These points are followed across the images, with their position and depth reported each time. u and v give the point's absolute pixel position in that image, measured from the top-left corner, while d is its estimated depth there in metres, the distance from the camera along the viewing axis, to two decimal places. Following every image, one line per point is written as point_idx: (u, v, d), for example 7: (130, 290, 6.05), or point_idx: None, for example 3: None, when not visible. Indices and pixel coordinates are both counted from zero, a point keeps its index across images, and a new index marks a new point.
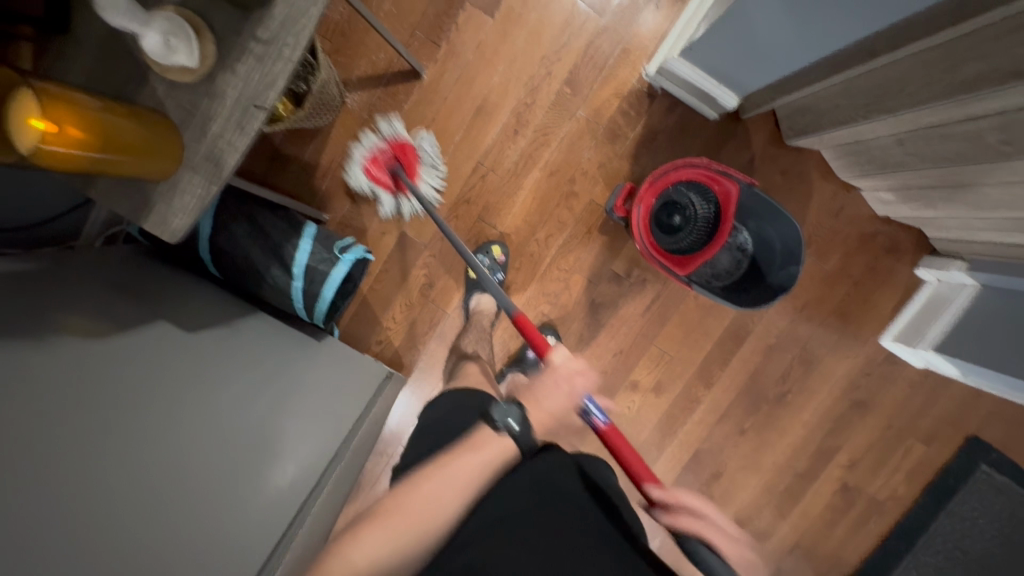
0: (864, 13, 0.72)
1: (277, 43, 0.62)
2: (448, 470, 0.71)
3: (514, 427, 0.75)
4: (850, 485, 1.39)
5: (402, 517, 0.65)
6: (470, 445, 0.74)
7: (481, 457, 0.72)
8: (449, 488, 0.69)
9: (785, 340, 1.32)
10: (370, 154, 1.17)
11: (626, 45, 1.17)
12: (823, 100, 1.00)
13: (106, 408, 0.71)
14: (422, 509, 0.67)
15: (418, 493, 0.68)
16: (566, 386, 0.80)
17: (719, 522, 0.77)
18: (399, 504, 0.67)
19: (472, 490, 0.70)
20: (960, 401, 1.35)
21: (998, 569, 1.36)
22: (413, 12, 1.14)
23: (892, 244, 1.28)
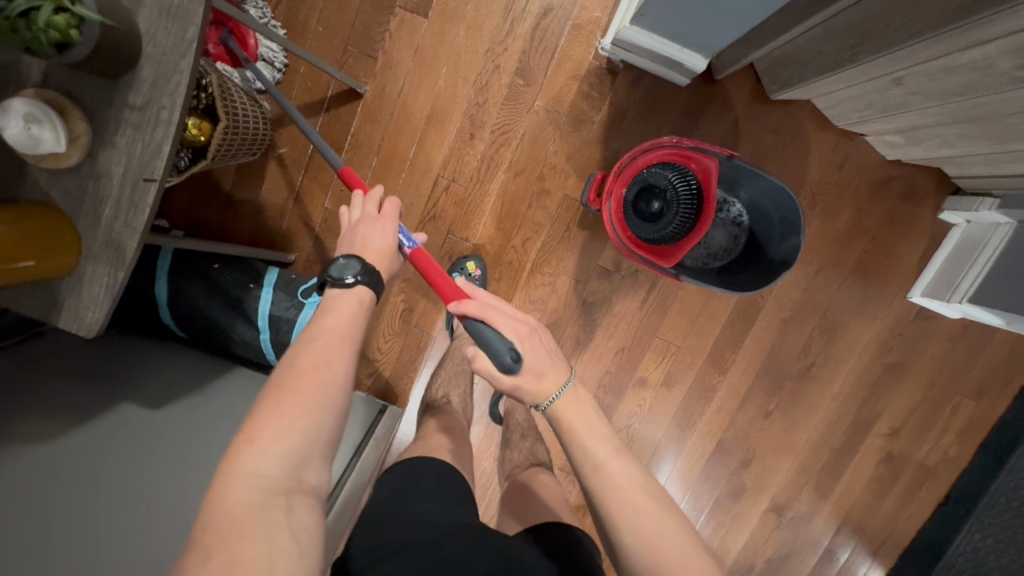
0: None
1: (153, 107, 0.56)
2: (320, 340, 0.63)
3: (360, 279, 0.70)
4: (896, 454, 1.28)
5: (295, 396, 0.56)
6: (330, 307, 0.68)
7: (337, 314, 0.67)
8: (328, 346, 0.62)
9: (801, 311, 1.20)
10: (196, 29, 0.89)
11: (576, 21, 1.06)
12: (803, 47, 0.88)
13: (95, 463, 0.73)
14: (313, 384, 0.58)
15: (295, 374, 0.58)
16: (388, 229, 0.79)
17: (526, 328, 0.68)
18: (291, 382, 0.57)
19: (350, 342, 0.65)
20: (1010, 348, 1.21)
21: None
22: (342, 27, 1.06)
23: (910, 190, 1.14)
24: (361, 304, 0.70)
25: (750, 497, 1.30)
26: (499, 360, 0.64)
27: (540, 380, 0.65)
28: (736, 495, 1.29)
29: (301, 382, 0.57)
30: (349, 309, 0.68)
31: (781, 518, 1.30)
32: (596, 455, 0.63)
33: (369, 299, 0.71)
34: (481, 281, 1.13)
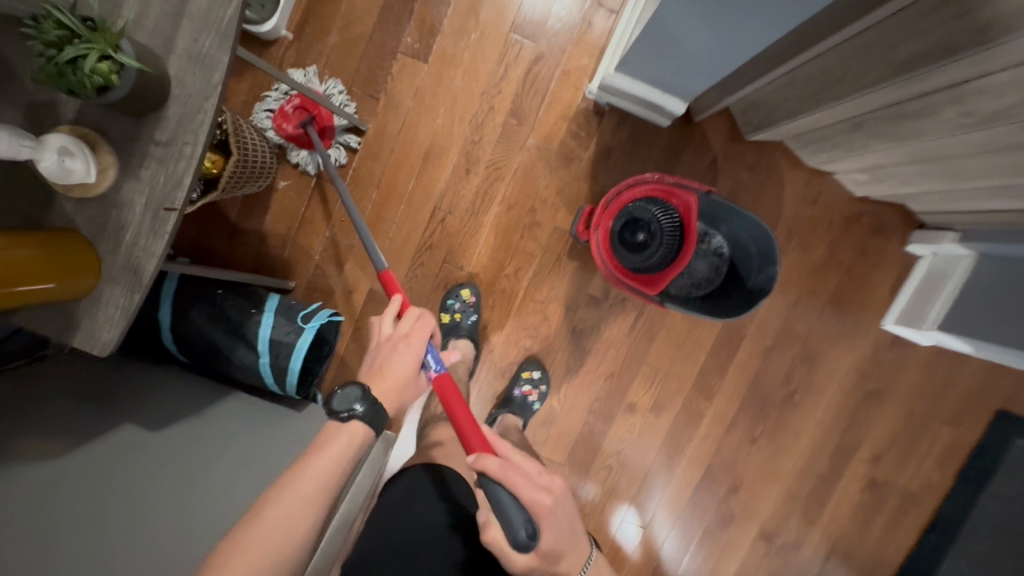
0: (782, 12, 0.68)
1: (177, 143, 0.61)
2: (298, 486, 0.65)
3: (361, 410, 0.70)
4: (879, 480, 1.31)
5: (257, 546, 0.59)
6: (317, 448, 0.68)
7: (327, 455, 0.68)
8: (297, 500, 0.63)
9: (782, 339, 1.25)
10: (279, 108, 1.10)
11: (565, 67, 1.15)
12: (772, 92, 0.96)
13: (101, 483, 0.75)
14: (276, 534, 0.60)
15: (262, 519, 0.61)
16: (412, 354, 0.77)
17: (549, 502, 0.68)
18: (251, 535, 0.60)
19: (327, 490, 0.66)
20: (984, 375, 1.26)
21: None
22: (347, 70, 1.14)
23: (879, 224, 1.22)
24: (351, 440, 0.70)
25: (740, 524, 1.31)
26: (515, 537, 0.65)
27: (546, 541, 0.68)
28: (725, 522, 1.30)
29: (266, 530, 0.60)
30: (336, 450, 0.69)
31: (770, 546, 1.31)
32: None
33: (368, 433, 0.72)
34: (475, 307, 1.19)
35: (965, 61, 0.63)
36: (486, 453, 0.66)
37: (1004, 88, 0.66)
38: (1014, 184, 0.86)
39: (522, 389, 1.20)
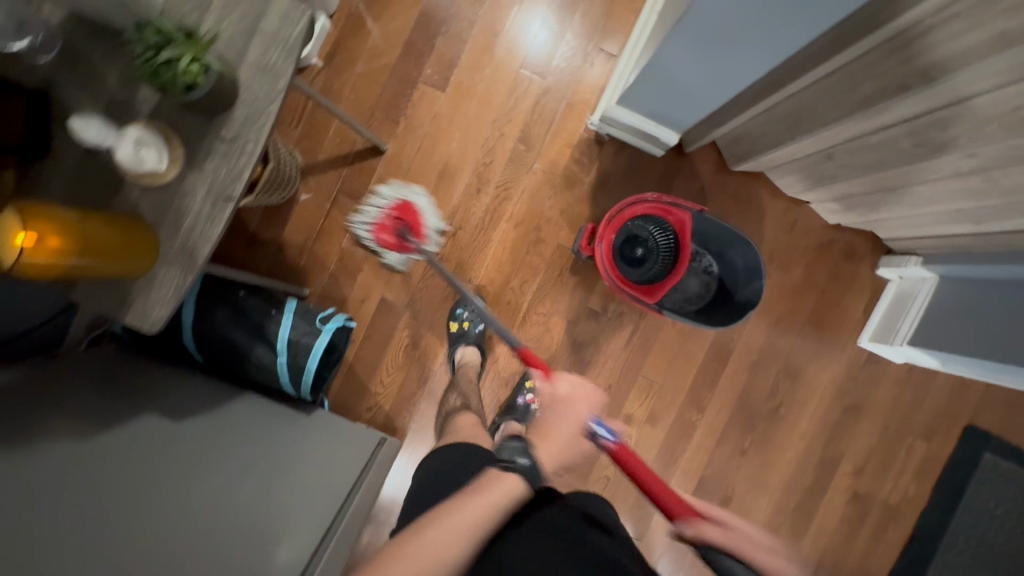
0: (766, 53, 0.79)
1: (240, 140, 0.69)
2: (458, 517, 0.68)
3: (524, 460, 0.78)
4: (862, 493, 1.37)
5: (415, 567, 0.63)
6: (477, 491, 0.72)
7: (489, 496, 0.71)
8: (454, 538, 0.67)
9: (767, 355, 1.34)
10: (376, 219, 1.23)
11: (569, 101, 1.27)
12: (754, 128, 1.09)
13: (105, 475, 0.75)
14: (433, 558, 0.64)
15: (421, 540, 0.65)
16: (585, 416, 0.89)
17: (769, 559, 0.73)
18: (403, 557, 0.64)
19: (484, 531, 0.69)
20: (952, 392, 1.36)
21: None
22: (371, 96, 1.24)
23: (850, 250, 1.34)
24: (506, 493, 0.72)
25: None
26: None
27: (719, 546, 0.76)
28: None
29: (424, 551, 0.65)
30: (490, 501, 0.71)
31: None
32: None
33: (524, 487, 0.74)
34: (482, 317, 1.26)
35: (917, 96, 0.75)
36: (700, 522, 0.77)
37: (950, 122, 0.78)
38: (966, 209, 0.98)
39: (525, 398, 1.25)
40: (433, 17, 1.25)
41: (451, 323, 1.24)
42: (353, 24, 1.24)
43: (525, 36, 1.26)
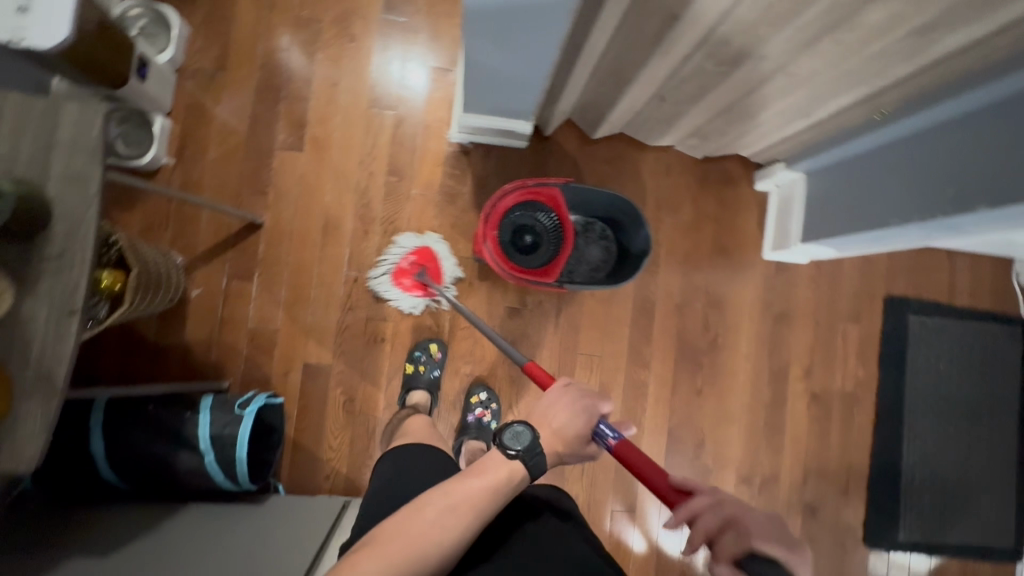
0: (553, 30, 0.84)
1: (68, 252, 0.68)
2: (451, 497, 0.71)
3: (517, 453, 0.75)
4: (819, 392, 1.42)
5: (403, 545, 0.66)
6: (477, 471, 0.75)
7: (483, 479, 0.73)
8: (462, 512, 0.70)
9: (688, 294, 1.39)
10: (398, 265, 1.26)
11: (424, 123, 1.31)
12: (592, 93, 1.15)
13: None
14: (425, 533, 0.67)
15: (415, 518, 0.69)
16: (586, 422, 0.81)
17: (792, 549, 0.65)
18: (426, 523, 0.68)
19: (475, 517, 0.71)
20: (861, 272, 1.44)
21: (977, 400, 1.43)
22: (232, 176, 1.25)
23: (727, 175, 1.42)
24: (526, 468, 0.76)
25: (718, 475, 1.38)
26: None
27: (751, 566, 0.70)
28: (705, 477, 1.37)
29: (421, 528, 0.68)
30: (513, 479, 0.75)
31: (752, 487, 1.38)
32: None
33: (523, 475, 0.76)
34: (440, 362, 1.25)
35: (689, 22, 0.82)
36: (690, 500, 0.71)
37: (732, 35, 0.85)
38: (792, 107, 1.06)
39: (473, 412, 1.26)
40: (270, 86, 1.28)
41: (407, 364, 1.25)
42: (194, 115, 1.26)
43: (363, 76, 1.30)
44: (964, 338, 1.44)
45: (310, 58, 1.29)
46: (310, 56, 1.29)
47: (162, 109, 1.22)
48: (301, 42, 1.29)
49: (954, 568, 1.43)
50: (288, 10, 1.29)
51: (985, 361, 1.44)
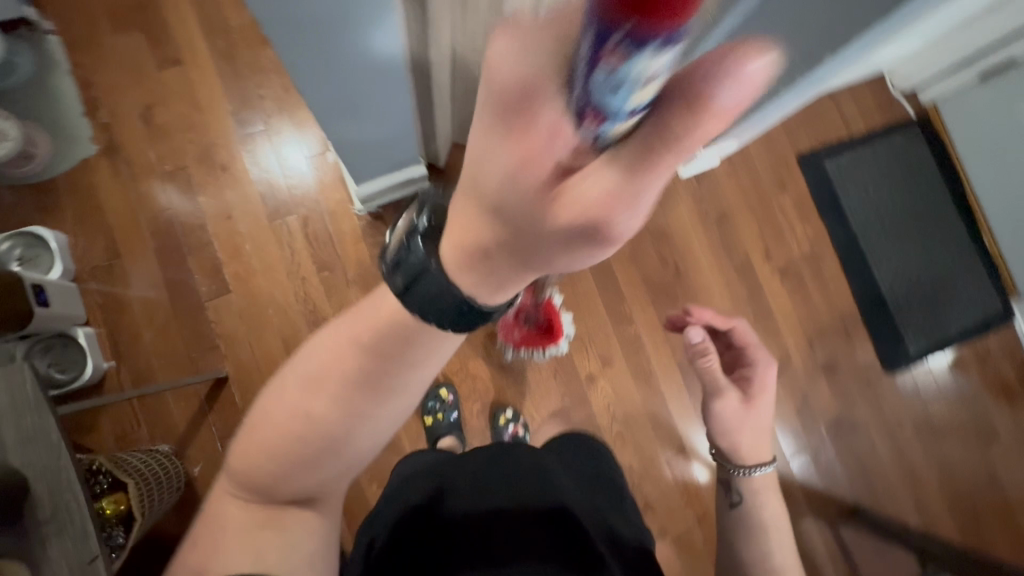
0: (400, 89, 0.86)
1: (62, 506, 0.69)
2: (324, 358, 0.54)
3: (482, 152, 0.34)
4: (784, 265, 1.50)
5: (277, 431, 0.56)
6: (354, 318, 0.54)
7: (363, 332, 0.52)
8: (335, 406, 0.54)
9: (634, 240, 1.45)
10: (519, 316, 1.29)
11: (328, 210, 1.32)
12: (462, 111, 1.18)
13: None
14: (297, 412, 0.55)
15: (285, 395, 0.56)
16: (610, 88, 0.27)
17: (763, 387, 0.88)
18: (294, 407, 0.55)
19: (358, 387, 0.53)
20: (767, 147, 1.53)
21: (910, 206, 1.55)
22: (175, 347, 1.23)
23: None
24: (415, 349, 0.52)
25: None
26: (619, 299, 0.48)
27: (770, 513, 0.84)
28: None
29: (291, 409, 0.55)
30: (397, 369, 0.53)
31: None
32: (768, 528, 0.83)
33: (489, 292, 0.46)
34: (455, 404, 1.31)
35: None
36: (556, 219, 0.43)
37: None
38: None
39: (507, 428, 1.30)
40: (169, 247, 1.26)
41: (425, 418, 1.29)
42: (113, 309, 1.22)
43: (252, 196, 1.30)
44: (876, 159, 1.56)
45: (194, 205, 1.28)
46: (193, 203, 1.28)
47: (78, 321, 1.18)
48: (178, 195, 1.28)
49: (968, 353, 1.54)
50: (150, 171, 1.28)
51: (901, 169, 1.57)
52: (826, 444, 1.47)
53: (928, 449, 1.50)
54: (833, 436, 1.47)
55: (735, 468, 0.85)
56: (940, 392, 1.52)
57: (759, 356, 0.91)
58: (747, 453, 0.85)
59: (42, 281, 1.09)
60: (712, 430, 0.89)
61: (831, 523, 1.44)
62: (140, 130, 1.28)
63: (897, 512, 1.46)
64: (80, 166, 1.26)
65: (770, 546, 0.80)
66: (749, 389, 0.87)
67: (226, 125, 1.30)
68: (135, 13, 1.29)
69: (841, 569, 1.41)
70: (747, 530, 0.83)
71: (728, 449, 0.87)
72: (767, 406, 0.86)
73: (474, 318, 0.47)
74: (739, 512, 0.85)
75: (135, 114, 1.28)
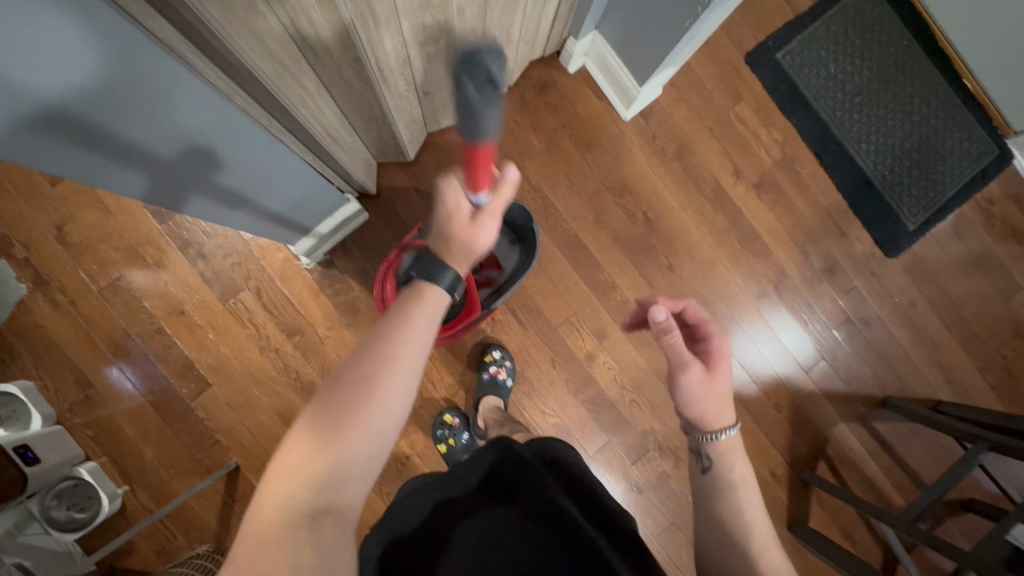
0: (283, 156, 0.77)
1: None
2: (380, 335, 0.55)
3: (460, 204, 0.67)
4: (757, 178, 1.41)
5: (339, 406, 0.50)
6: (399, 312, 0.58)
7: (401, 310, 0.58)
8: (334, 432, 0.49)
9: (595, 204, 1.36)
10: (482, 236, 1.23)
11: (276, 274, 1.26)
12: (374, 138, 1.09)
13: None
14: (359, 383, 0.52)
15: (345, 376, 0.52)
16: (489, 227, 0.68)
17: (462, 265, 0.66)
18: (299, 464, 0.48)
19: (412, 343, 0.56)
20: (709, 58, 1.40)
21: (877, 73, 1.43)
22: (179, 453, 1.23)
23: (541, 83, 1.36)
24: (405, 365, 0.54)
25: (735, 311, 1.41)
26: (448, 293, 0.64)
27: (740, 472, 0.67)
28: (727, 322, 1.40)
29: (354, 378, 0.52)
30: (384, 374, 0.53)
31: (768, 294, 1.41)
32: (742, 503, 0.64)
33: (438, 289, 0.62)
34: (463, 424, 1.30)
35: (372, 52, 0.75)
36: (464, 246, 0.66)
37: (420, 22, 0.79)
38: (531, 6, 0.99)
39: (490, 372, 1.29)
40: (134, 358, 1.23)
41: (439, 446, 1.29)
42: (106, 438, 1.22)
43: (195, 284, 1.24)
44: (831, 33, 1.42)
45: (143, 311, 1.23)
46: (140, 308, 1.23)
47: (75, 460, 1.18)
48: (123, 306, 1.23)
49: (971, 211, 1.45)
50: (87, 292, 1.22)
51: (861, 35, 1.43)
52: (841, 346, 1.43)
53: (948, 320, 1.45)
54: (847, 337, 1.43)
55: (702, 432, 0.68)
56: (949, 259, 1.45)
57: (712, 329, 0.74)
58: (712, 418, 0.68)
59: (24, 440, 1.08)
60: (673, 403, 0.71)
61: (863, 421, 1.43)
62: (61, 253, 1.22)
63: (928, 390, 1.44)
64: (17, 309, 1.21)
65: (742, 506, 0.64)
66: (707, 360, 0.71)
67: (143, 219, 1.23)
68: None
69: (884, 463, 1.41)
70: (717, 492, 0.65)
71: (691, 417, 0.69)
72: (726, 375, 0.71)
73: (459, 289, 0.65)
74: (714, 481, 0.66)
75: (49, 238, 1.22)
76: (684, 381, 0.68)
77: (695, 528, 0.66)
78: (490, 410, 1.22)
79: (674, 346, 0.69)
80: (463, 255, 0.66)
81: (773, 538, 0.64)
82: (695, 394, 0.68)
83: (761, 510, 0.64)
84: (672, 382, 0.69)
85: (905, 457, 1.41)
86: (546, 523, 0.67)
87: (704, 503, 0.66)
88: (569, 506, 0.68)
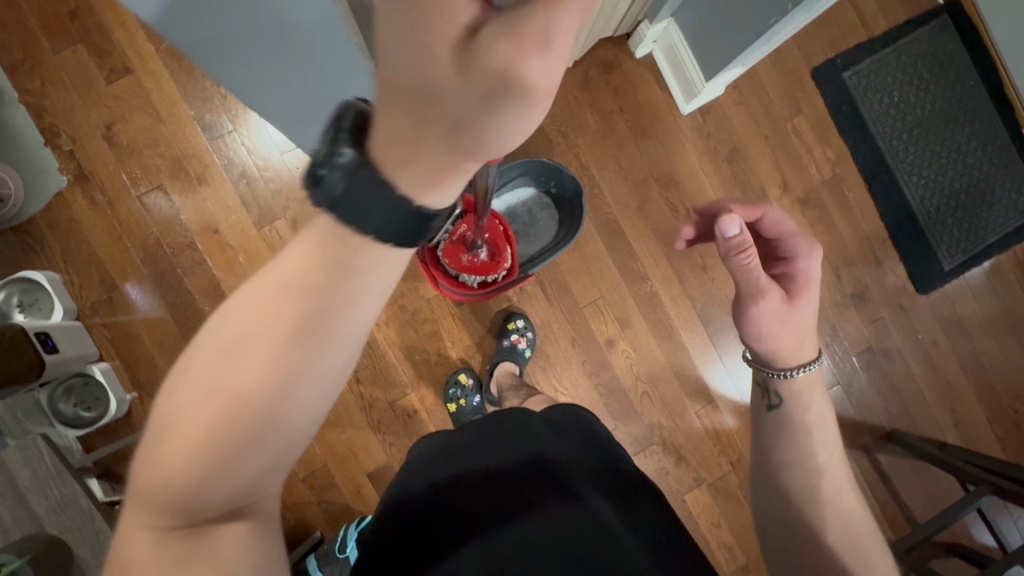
0: None
1: None
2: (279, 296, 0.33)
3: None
4: (803, 194, 1.40)
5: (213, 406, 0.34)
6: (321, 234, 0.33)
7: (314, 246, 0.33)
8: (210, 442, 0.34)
9: (639, 192, 1.36)
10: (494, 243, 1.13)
11: None
12: None
13: None
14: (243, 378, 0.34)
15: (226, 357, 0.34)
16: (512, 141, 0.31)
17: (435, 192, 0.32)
18: (150, 470, 0.35)
19: (330, 316, 0.34)
20: (776, 67, 1.39)
21: (939, 110, 1.42)
22: None
23: (608, 62, 1.35)
24: (293, 353, 0.34)
25: None
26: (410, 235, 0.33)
27: (814, 414, 0.69)
28: None
29: (241, 366, 0.34)
30: (260, 372, 0.34)
31: None
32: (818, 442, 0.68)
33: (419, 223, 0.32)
34: (475, 387, 1.30)
35: None
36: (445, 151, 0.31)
37: None
38: None
39: (510, 339, 1.29)
40: (162, 267, 1.23)
41: (449, 405, 1.29)
42: (121, 342, 1.22)
43: (233, 206, 1.24)
44: (900, 61, 1.41)
45: (178, 224, 1.23)
46: (176, 221, 1.23)
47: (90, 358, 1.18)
48: (159, 215, 1.23)
49: (1008, 261, 1.45)
50: (125, 195, 1.22)
51: (929, 68, 1.42)
52: (858, 374, 1.43)
53: (966, 365, 1.45)
54: (865, 365, 1.43)
55: (775, 371, 0.68)
56: (978, 305, 1.45)
57: (796, 246, 0.70)
58: (788, 354, 0.68)
59: (46, 328, 1.07)
60: (742, 335, 0.70)
61: (867, 450, 1.43)
62: (105, 152, 1.21)
63: (935, 431, 1.44)
64: (54, 200, 1.20)
65: (816, 447, 0.68)
66: (788, 287, 0.68)
67: (191, 132, 1.22)
68: (70, 23, 1.20)
69: (881, 495, 1.42)
70: (790, 432, 0.69)
71: (767, 351, 0.68)
72: (809, 304, 0.68)
73: (415, 223, 0.32)
74: (784, 418, 0.69)
75: (96, 134, 1.21)
76: (763, 318, 0.66)
77: (756, 463, 0.73)
78: (504, 373, 1.24)
79: (755, 277, 0.65)
80: (445, 148, 0.30)
81: (844, 472, 0.68)
82: (774, 325, 0.66)
83: (833, 449, 0.68)
84: (749, 319, 0.67)
85: (902, 492, 1.42)
86: (571, 521, 0.63)
87: (776, 446, 0.69)
88: (601, 505, 0.65)
